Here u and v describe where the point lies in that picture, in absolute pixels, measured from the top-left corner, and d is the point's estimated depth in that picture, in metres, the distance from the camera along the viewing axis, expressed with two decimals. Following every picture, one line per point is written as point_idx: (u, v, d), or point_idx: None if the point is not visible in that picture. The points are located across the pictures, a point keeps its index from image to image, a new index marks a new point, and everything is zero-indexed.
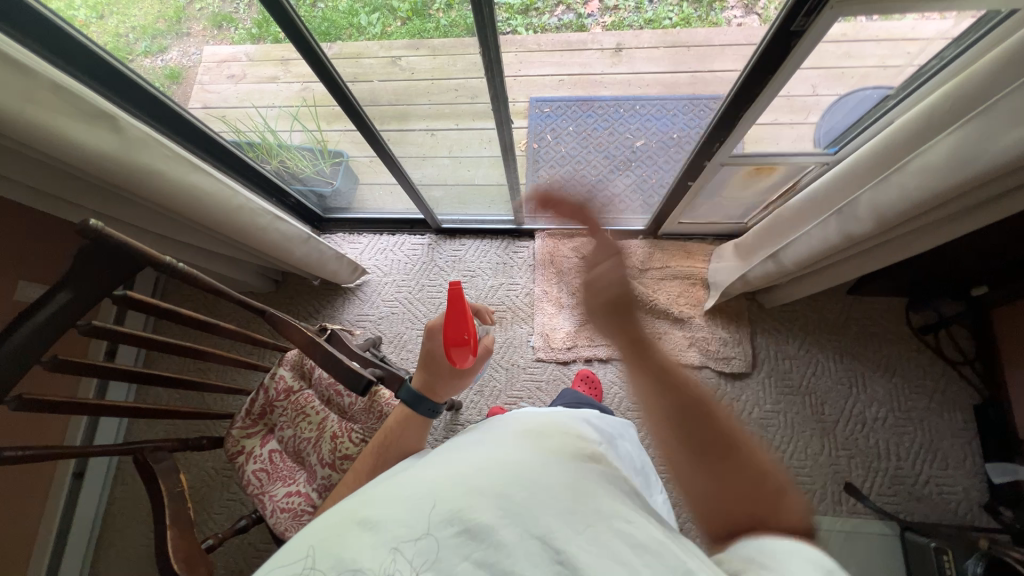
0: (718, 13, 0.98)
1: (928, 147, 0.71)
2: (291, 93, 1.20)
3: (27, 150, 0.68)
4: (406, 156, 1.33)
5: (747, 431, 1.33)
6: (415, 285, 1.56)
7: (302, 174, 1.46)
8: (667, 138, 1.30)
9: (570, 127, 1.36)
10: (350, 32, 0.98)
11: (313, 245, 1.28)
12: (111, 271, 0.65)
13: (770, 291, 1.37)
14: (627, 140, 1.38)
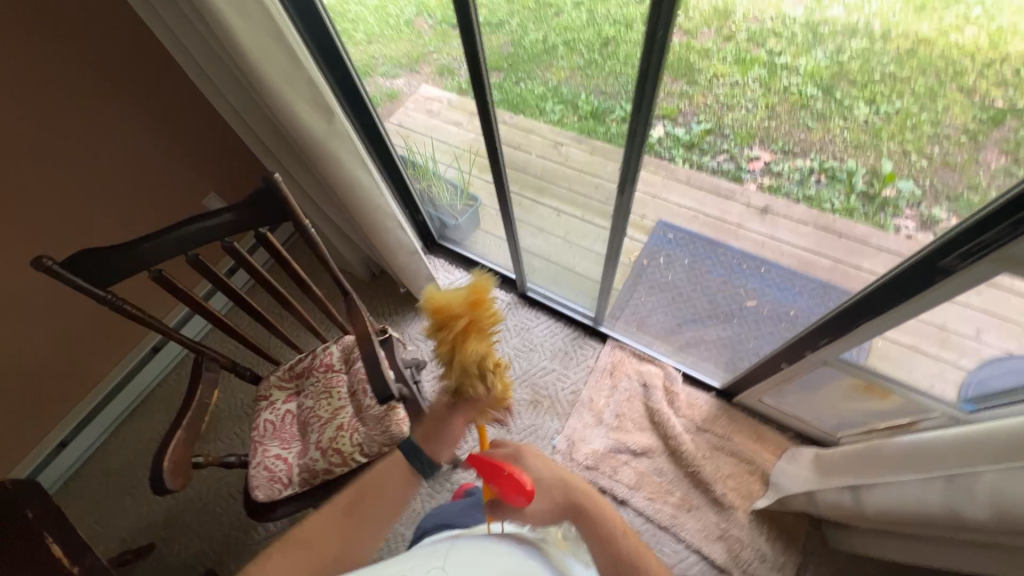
0: (888, 217, 0.96)
1: (1000, 470, 0.64)
2: (568, 159, 1.30)
3: (322, 168, 1.03)
4: (585, 273, 1.55)
5: None
6: (643, 287, 1.59)
7: (439, 202, 1.74)
8: (781, 310, 1.35)
9: (686, 259, 1.53)
10: (534, 111, 1.24)
11: (416, 259, 1.42)
12: (264, 212, 0.82)
13: (842, 530, 1.08)
14: (738, 296, 1.47)
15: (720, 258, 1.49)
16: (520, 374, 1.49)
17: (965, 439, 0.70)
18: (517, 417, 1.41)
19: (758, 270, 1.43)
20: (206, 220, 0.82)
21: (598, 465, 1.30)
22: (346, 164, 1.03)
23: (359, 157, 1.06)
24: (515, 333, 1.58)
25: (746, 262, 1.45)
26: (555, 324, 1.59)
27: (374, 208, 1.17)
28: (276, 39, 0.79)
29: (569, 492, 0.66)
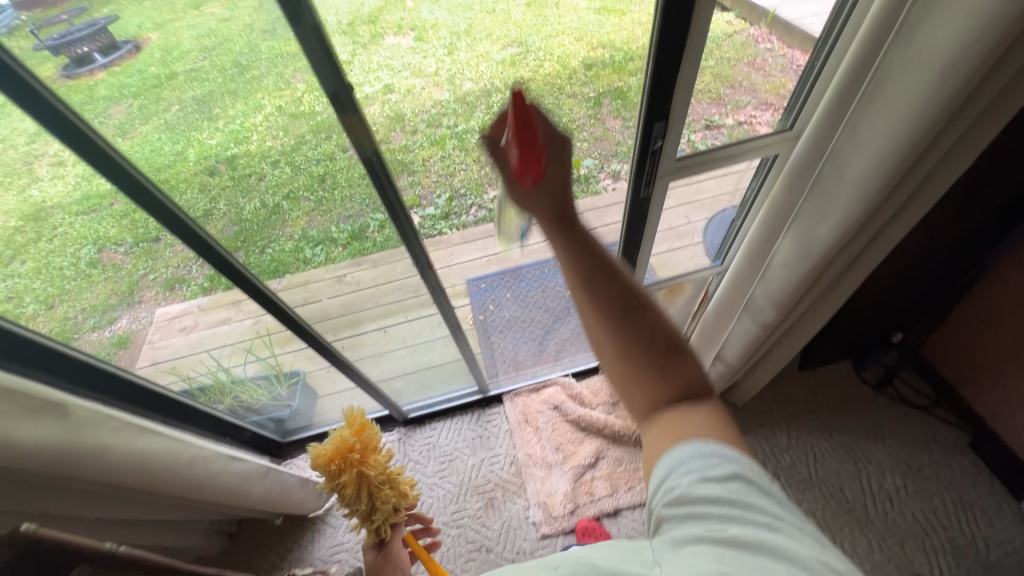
0: (594, 183, 1.28)
1: (759, 281, 0.93)
2: (371, 278, 1.32)
3: (91, 476, 0.77)
4: (445, 359, 1.57)
5: (810, 466, 1.29)
6: (489, 342, 1.62)
7: (258, 403, 1.51)
8: None
9: (507, 292, 1.64)
10: (298, 264, 1.17)
11: (274, 477, 1.18)
12: None
13: (735, 389, 1.37)
14: (559, 291, 1.61)
15: (528, 276, 1.63)
16: (459, 488, 1.38)
17: (734, 276, 0.99)
18: (486, 529, 1.30)
19: (562, 263, 1.55)
20: None
21: (577, 501, 1.30)
22: (117, 445, 0.81)
23: (127, 423, 0.85)
24: (427, 459, 1.45)
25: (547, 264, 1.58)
26: (454, 421, 1.54)
27: (186, 461, 0.94)
28: None
29: (557, 187, 0.54)
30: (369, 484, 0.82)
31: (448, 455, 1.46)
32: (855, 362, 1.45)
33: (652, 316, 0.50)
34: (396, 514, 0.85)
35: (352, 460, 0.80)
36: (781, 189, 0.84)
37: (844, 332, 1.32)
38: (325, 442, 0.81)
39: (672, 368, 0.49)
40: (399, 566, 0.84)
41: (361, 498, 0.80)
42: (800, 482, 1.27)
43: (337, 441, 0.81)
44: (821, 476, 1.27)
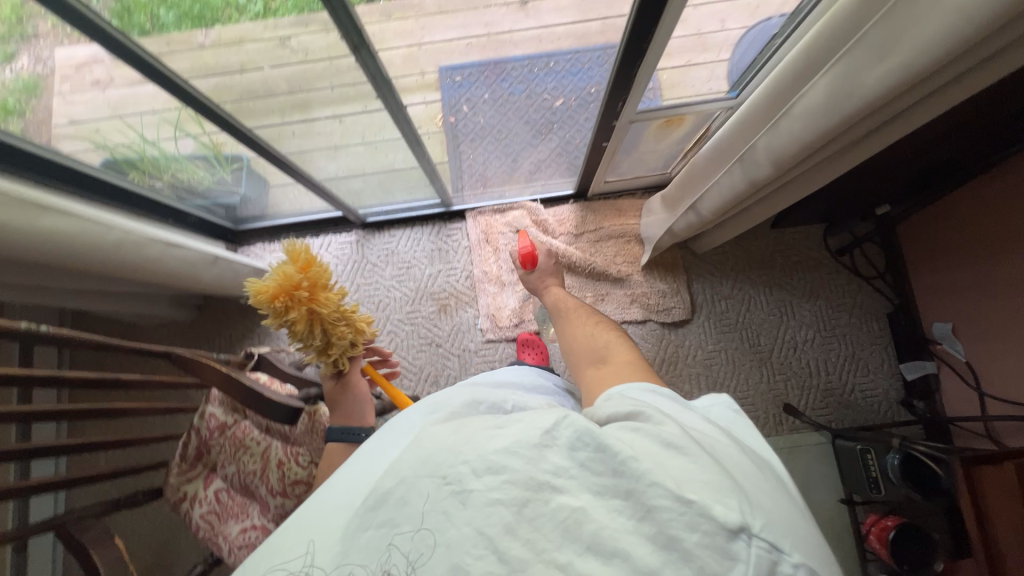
0: None
1: (766, 128, 0.77)
2: (309, 58, 0.99)
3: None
4: (406, 165, 1.41)
5: (740, 315, 1.40)
6: (457, 150, 1.45)
7: (200, 186, 1.38)
8: (585, 93, 1.27)
9: (485, 94, 1.28)
10: (228, 13, 0.89)
11: (222, 265, 1.19)
12: None
13: (701, 238, 1.35)
14: (546, 101, 1.33)
15: (514, 77, 1.24)
16: (415, 294, 1.45)
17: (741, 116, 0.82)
18: (436, 330, 1.43)
19: (560, 61, 1.19)
20: None
21: (522, 317, 1.41)
22: (16, 224, 0.73)
23: (20, 199, 0.74)
24: (384, 264, 1.48)
25: (539, 62, 1.20)
26: (414, 232, 1.50)
27: (114, 245, 0.89)
28: None
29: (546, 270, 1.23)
30: (320, 319, 0.86)
31: (404, 262, 1.48)
32: (827, 228, 1.42)
33: (589, 313, 0.98)
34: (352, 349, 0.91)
35: (299, 296, 0.83)
36: (849, 1, 0.57)
37: (833, 196, 1.24)
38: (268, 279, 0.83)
39: (608, 333, 0.86)
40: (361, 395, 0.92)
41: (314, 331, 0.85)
42: (725, 326, 1.40)
43: (280, 278, 0.83)
44: (744, 324, 1.39)
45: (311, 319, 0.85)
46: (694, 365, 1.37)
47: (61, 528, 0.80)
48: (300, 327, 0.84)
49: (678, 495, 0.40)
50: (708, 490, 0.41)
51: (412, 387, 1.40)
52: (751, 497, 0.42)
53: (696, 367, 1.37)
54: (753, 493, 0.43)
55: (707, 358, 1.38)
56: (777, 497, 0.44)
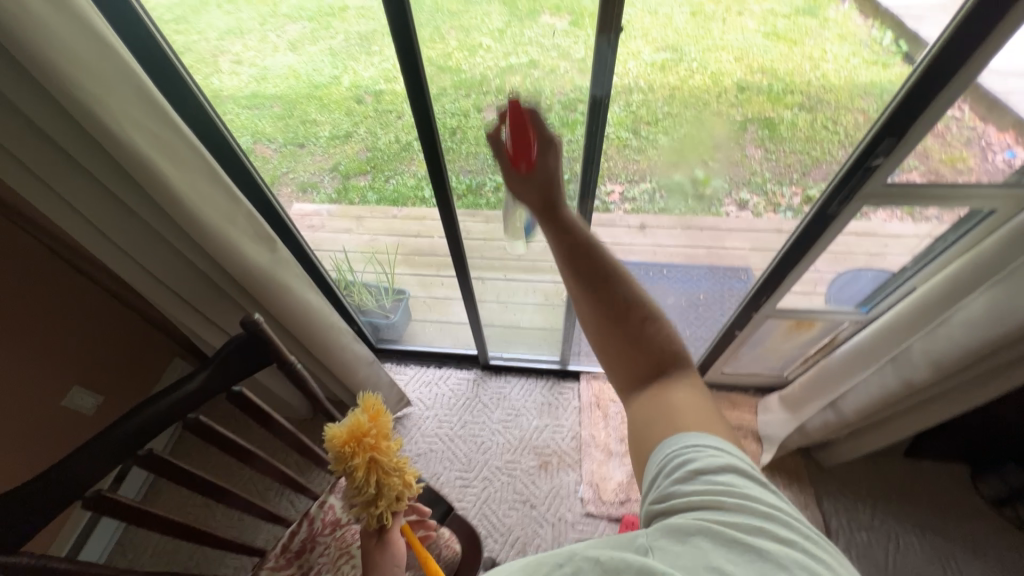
0: (717, 207, 1.27)
1: (920, 334, 0.87)
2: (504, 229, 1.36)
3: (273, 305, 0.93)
4: (537, 324, 1.62)
5: (888, 553, 1.20)
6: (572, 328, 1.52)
7: (365, 306, 1.62)
8: (694, 297, 1.53)
9: None
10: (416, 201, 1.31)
11: (375, 368, 1.29)
12: (242, 364, 0.70)
13: (828, 448, 1.29)
14: (659, 297, 1.53)
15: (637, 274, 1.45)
16: (518, 442, 1.45)
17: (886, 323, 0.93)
18: (534, 488, 1.36)
19: (674, 272, 1.48)
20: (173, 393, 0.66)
21: (628, 493, 1.32)
22: (297, 294, 0.95)
23: (306, 279, 0.99)
24: (494, 407, 1.53)
25: (652, 271, 1.47)
26: (527, 382, 1.60)
27: (328, 324, 1.07)
28: (211, 177, 0.75)
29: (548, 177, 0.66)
30: (380, 467, 0.67)
31: (513, 409, 1.53)
32: (972, 469, 1.31)
33: (630, 289, 0.57)
34: (401, 502, 0.69)
35: (366, 442, 0.65)
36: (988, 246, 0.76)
37: (974, 428, 1.20)
38: (339, 423, 0.67)
39: (650, 328, 0.58)
40: (399, 556, 0.70)
41: (370, 482, 0.64)
42: (871, 563, 1.18)
43: (352, 420, 0.67)
44: (896, 566, 1.18)
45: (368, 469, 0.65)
46: None
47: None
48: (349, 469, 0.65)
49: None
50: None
51: (496, 550, 1.25)
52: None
53: None
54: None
55: None
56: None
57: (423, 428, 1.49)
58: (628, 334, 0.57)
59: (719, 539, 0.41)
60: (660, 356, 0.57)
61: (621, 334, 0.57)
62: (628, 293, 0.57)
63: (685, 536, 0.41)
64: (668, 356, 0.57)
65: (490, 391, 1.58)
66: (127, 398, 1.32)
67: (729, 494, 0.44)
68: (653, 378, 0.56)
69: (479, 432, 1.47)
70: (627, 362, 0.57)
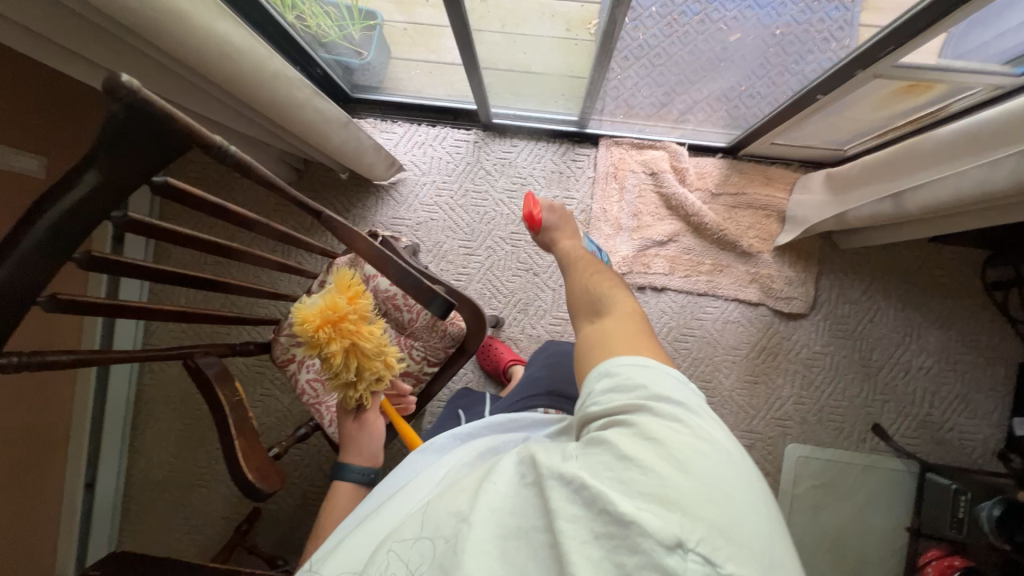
0: None
1: None
2: None
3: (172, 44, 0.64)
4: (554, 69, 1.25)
5: (862, 322, 1.30)
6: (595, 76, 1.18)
7: (325, 37, 1.21)
8: (766, 33, 1.06)
9: (654, 6, 1.04)
10: None
11: (351, 130, 1.07)
12: (137, 152, 0.48)
13: (854, 232, 1.21)
14: (718, 32, 1.09)
15: None
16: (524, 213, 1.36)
17: None
18: (538, 258, 1.35)
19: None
20: (61, 194, 0.48)
21: (633, 266, 1.31)
22: (200, 21, 0.64)
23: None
24: (497, 175, 1.37)
25: None
26: (537, 146, 1.38)
27: (271, 75, 0.78)
28: None
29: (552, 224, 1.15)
30: (359, 352, 0.69)
31: (520, 176, 1.36)
32: (990, 256, 1.26)
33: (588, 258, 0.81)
34: (384, 383, 0.73)
35: (345, 327, 0.67)
36: None
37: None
38: (314, 303, 0.67)
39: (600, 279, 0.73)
40: (379, 432, 0.75)
41: (350, 367, 0.68)
42: (841, 330, 1.30)
43: (325, 304, 0.67)
44: (863, 332, 1.30)
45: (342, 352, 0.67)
46: (795, 362, 1.30)
47: (187, 358, 0.78)
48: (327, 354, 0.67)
49: (677, 539, 0.34)
50: (699, 516, 0.36)
51: (499, 309, 1.35)
52: (750, 542, 0.36)
53: (795, 365, 1.30)
54: (754, 523, 0.38)
55: (811, 358, 1.30)
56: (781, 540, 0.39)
57: (420, 195, 1.37)
58: (588, 297, 0.71)
59: (627, 438, 0.41)
60: (609, 305, 0.66)
61: (584, 300, 0.71)
62: (593, 274, 0.76)
63: (598, 438, 0.42)
64: (609, 304, 0.66)
65: (493, 156, 1.38)
66: (74, 158, 1.15)
67: (633, 390, 0.46)
68: (599, 316, 0.65)
69: (482, 201, 1.36)
70: (587, 316, 0.68)
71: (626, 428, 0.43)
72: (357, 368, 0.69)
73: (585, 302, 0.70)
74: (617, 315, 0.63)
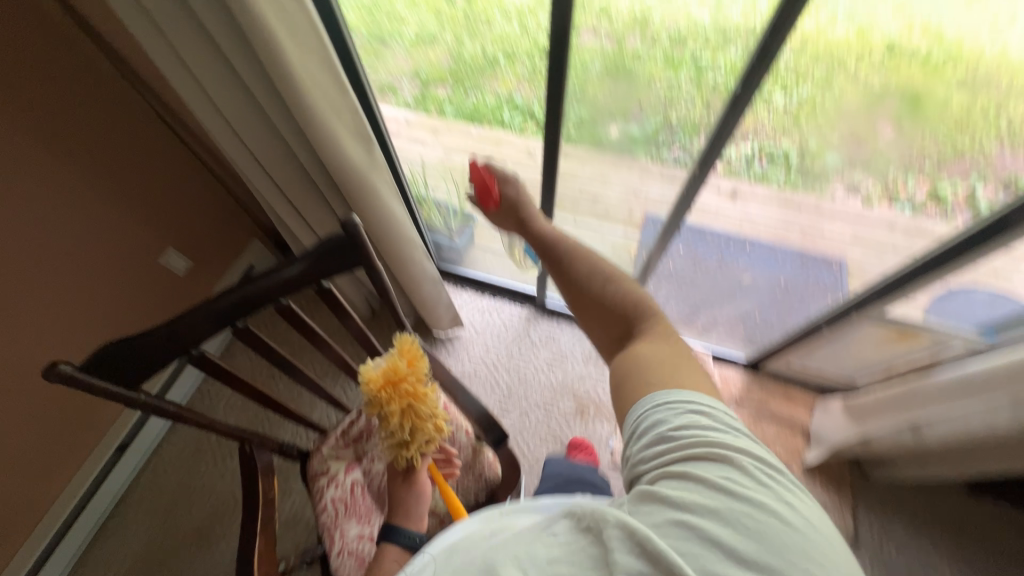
0: (821, 184, 1.07)
1: None
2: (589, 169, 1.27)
3: (359, 207, 0.95)
4: None
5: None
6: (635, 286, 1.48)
7: (433, 224, 1.62)
8: (774, 282, 1.36)
9: (682, 250, 1.41)
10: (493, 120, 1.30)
11: (438, 289, 1.31)
12: (331, 263, 0.71)
13: (884, 464, 1.23)
14: (734, 274, 1.41)
15: (712, 245, 1.35)
16: (559, 386, 1.47)
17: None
18: (567, 429, 1.40)
19: (750, 250, 1.31)
20: (267, 276, 0.70)
21: None
22: (384, 201, 0.95)
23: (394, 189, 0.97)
24: (542, 346, 1.55)
25: (730, 245, 1.32)
26: (578, 329, 1.58)
27: (407, 239, 1.08)
28: (326, 65, 0.73)
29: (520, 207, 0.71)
30: (413, 414, 0.72)
31: (561, 352, 1.54)
32: None
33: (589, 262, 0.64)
34: (433, 446, 0.75)
35: (403, 386, 0.72)
36: None
37: None
38: (376, 365, 0.74)
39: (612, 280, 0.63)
40: (426, 494, 0.73)
41: (405, 427, 0.71)
42: None
43: (387, 366, 0.73)
44: None
45: (398, 410, 0.71)
46: None
47: (245, 443, 0.84)
48: (385, 409, 0.71)
49: None
50: (761, 572, 0.39)
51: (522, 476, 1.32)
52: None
53: None
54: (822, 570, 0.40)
55: None
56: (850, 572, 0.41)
57: (470, 353, 1.54)
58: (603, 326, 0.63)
59: (684, 497, 0.43)
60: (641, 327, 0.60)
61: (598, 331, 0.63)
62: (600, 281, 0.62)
63: (654, 495, 0.45)
64: (644, 329, 0.60)
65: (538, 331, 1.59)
66: (214, 269, 1.46)
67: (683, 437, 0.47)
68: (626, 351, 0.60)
69: (523, 368, 1.51)
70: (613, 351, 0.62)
71: (687, 481, 0.45)
72: (410, 428, 0.72)
73: (602, 327, 0.63)
74: (652, 341, 0.59)
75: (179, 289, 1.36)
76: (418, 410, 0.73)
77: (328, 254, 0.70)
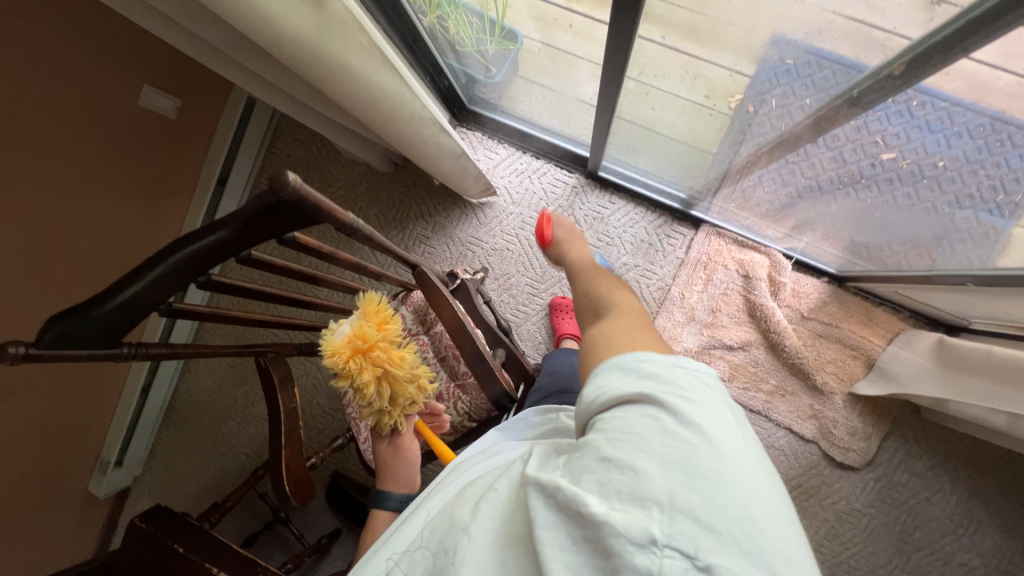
0: None
1: None
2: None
3: (324, 83, 0.64)
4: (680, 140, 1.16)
5: (922, 500, 1.18)
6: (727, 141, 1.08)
7: (459, 45, 1.13)
8: (926, 164, 0.88)
9: (808, 97, 0.89)
10: None
11: (462, 161, 1.04)
12: (280, 225, 0.50)
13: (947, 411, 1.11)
14: (873, 146, 0.91)
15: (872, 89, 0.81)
16: None
17: None
18: None
19: (946, 124, 0.78)
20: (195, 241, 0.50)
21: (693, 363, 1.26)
22: (360, 73, 0.63)
23: (374, 46, 0.63)
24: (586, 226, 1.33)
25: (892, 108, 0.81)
26: (635, 210, 1.32)
27: (407, 116, 0.78)
28: None
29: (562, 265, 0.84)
30: (390, 378, 0.65)
31: (607, 234, 1.33)
32: None
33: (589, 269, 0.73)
34: (416, 404, 0.71)
35: (375, 355, 0.63)
36: None
37: None
38: (341, 331, 0.63)
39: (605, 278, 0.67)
40: (414, 456, 0.75)
41: (383, 394, 0.65)
42: (895, 502, 1.19)
43: (353, 334, 0.63)
44: (918, 513, 1.18)
45: (373, 378, 0.63)
46: (831, 514, 1.20)
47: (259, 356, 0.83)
48: (357, 378, 0.62)
49: (650, 537, 0.34)
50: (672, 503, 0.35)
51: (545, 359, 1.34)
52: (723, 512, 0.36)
53: (833, 515, 1.20)
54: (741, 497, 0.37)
55: (852, 518, 1.20)
56: (785, 522, 0.38)
57: (503, 225, 1.36)
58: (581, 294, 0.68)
59: (614, 438, 0.39)
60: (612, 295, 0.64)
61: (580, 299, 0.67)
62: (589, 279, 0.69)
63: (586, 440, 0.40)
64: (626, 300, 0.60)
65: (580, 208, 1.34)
66: (202, 104, 1.22)
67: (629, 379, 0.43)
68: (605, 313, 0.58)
69: None
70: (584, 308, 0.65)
71: (613, 416, 0.41)
72: (389, 389, 0.66)
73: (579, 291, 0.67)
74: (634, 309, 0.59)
75: (174, 133, 1.17)
76: (397, 373, 0.65)
77: (270, 218, 0.48)
